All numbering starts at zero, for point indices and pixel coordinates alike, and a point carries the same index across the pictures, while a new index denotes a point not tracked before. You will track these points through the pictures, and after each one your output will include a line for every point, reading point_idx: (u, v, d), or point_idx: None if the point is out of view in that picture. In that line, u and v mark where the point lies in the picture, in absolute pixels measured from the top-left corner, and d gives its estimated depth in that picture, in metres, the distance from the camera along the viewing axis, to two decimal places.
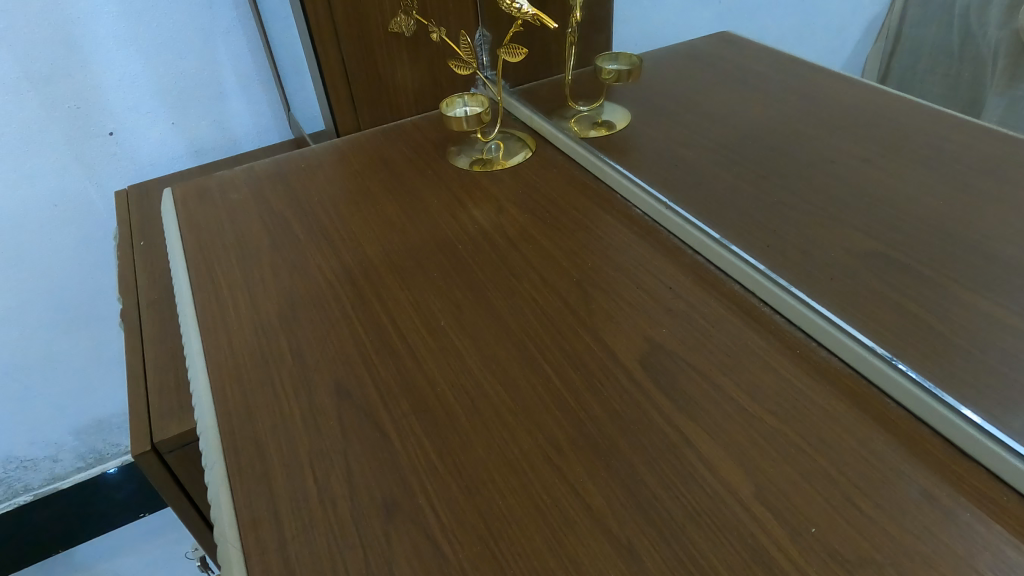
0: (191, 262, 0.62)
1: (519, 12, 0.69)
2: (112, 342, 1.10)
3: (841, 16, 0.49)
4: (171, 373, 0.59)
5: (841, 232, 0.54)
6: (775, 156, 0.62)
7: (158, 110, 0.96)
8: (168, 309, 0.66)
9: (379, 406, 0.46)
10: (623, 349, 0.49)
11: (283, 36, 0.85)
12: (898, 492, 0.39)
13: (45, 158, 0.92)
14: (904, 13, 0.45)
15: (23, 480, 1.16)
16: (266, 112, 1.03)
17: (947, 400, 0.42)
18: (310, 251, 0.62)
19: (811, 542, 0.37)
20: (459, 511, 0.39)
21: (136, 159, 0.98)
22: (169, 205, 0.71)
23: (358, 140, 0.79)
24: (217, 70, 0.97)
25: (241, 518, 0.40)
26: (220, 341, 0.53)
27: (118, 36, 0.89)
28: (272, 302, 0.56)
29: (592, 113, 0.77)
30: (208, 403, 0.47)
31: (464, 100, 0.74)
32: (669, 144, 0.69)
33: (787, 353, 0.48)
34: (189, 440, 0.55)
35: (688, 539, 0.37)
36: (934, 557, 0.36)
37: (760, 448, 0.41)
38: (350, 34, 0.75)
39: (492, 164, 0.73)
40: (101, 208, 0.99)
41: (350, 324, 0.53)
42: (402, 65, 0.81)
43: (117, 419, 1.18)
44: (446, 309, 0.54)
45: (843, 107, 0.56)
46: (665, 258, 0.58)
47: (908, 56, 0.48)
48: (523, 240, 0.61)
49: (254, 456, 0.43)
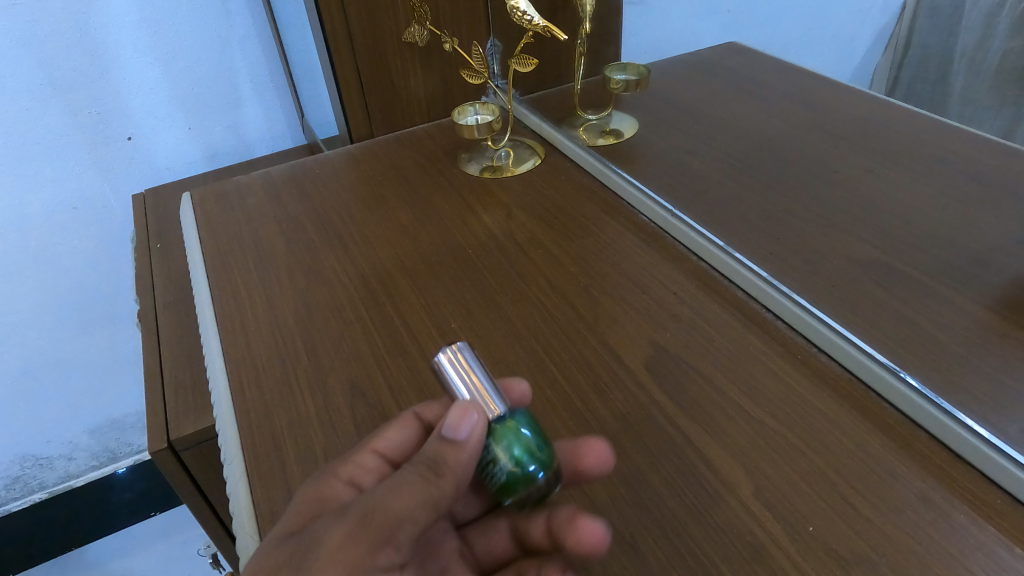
0: (209, 265, 0.63)
1: (529, 24, 0.70)
2: (127, 342, 1.13)
3: (850, 28, 0.51)
4: (188, 372, 0.60)
5: (842, 241, 0.55)
6: (783, 166, 0.63)
7: (176, 116, 0.99)
8: (185, 310, 0.68)
9: (392, 405, 0.48)
10: (629, 353, 0.50)
11: (299, 45, 0.87)
12: (893, 494, 0.40)
13: (67, 163, 0.94)
14: (914, 24, 0.47)
15: (38, 478, 1.19)
16: (280, 118, 1.05)
17: (946, 408, 0.43)
18: (325, 253, 0.64)
19: (809, 540, 0.38)
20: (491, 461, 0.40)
21: (153, 163, 1.01)
22: (189, 208, 0.73)
23: (372, 146, 0.81)
24: (233, 77, 0.99)
25: (260, 512, 0.42)
26: (238, 342, 0.54)
27: (139, 44, 0.91)
28: (288, 303, 0.58)
29: (601, 122, 0.79)
30: (227, 402, 0.49)
31: (475, 109, 0.76)
32: (675, 153, 0.71)
33: (788, 359, 0.49)
34: (204, 438, 0.57)
35: (690, 537, 0.38)
36: (926, 556, 0.37)
37: (762, 449, 0.43)
38: (364, 44, 0.77)
39: (502, 171, 0.74)
40: (118, 210, 1.01)
41: (364, 325, 0.55)
42: (416, 73, 0.82)
43: (131, 419, 1.21)
44: (457, 312, 0.55)
45: (847, 116, 0.60)
46: (671, 264, 0.59)
47: (917, 68, 0.49)
48: (531, 245, 0.63)
49: (271, 451, 0.45)
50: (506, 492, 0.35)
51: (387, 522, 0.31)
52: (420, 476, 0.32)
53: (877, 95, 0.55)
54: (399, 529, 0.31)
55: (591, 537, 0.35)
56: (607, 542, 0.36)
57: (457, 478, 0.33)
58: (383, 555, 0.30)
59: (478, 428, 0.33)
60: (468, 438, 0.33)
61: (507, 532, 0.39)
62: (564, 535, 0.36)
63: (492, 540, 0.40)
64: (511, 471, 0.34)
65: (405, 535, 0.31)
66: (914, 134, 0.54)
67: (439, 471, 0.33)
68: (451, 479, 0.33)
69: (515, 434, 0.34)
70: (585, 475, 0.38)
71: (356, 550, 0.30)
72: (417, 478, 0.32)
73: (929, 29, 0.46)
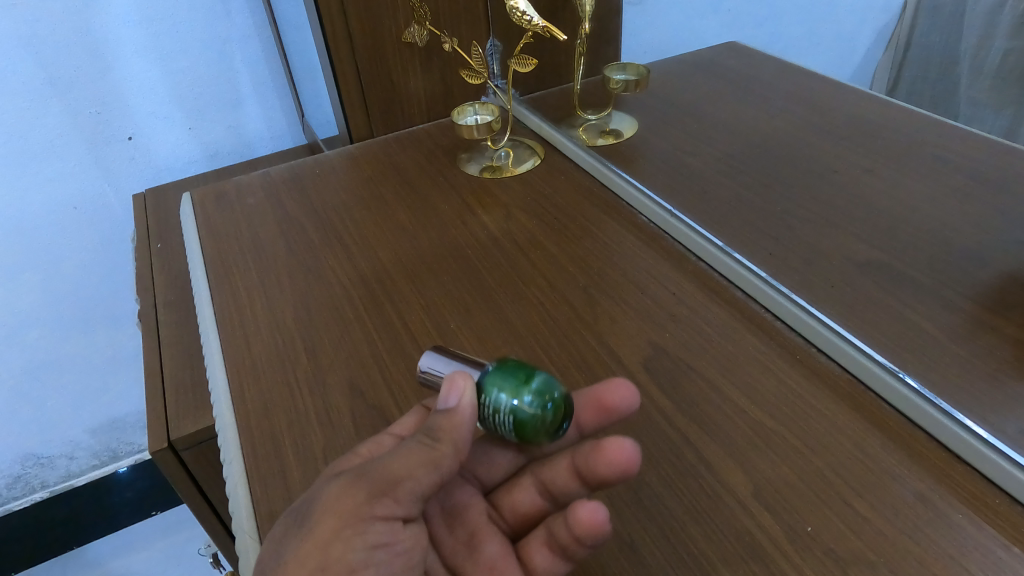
0: (209, 264, 0.64)
1: (529, 24, 0.70)
2: (128, 342, 1.13)
3: (849, 27, 0.51)
4: (187, 371, 0.60)
5: (843, 242, 0.55)
6: (782, 167, 0.63)
7: (176, 116, 0.99)
8: (185, 309, 0.68)
9: (391, 405, 0.48)
10: (628, 353, 0.50)
11: (299, 45, 0.87)
12: (891, 494, 0.40)
13: (67, 162, 0.95)
14: (914, 23, 0.47)
15: (40, 477, 1.19)
16: (280, 118, 1.06)
17: (946, 409, 0.43)
18: (325, 253, 0.64)
19: (807, 540, 0.38)
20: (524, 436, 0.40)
21: (153, 163, 1.01)
22: (188, 208, 0.73)
23: (371, 146, 0.81)
24: (233, 76, 0.99)
25: (260, 512, 0.42)
26: (238, 342, 0.54)
27: (139, 43, 0.91)
28: (287, 303, 0.58)
29: (601, 122, 0.78)
30: (226, 402, 0.49)
31: (475, 109, 0.76)
32: (675, 153, 0.71)
33: (788, 360, 0.49)
34: (204, 438, 0.57)
35: (688, 537, 0.38)
36: (924, 556, 0.37)
37: (761, 450, 0.43)
38: (364, 44, 0.77)
39: (502, 171, 0.74)
40: (118, 209, 1.01)
41: (363, 325, 0.55)
42: (416, 73, 0.83)
43: (132, 418, 1.21)
44: (456, 312, 0.55)
45: (847, 116, 0.60)
46: (670, 264, 0.59)
47: (916, 69, 0.50)
48: (531, 246, 0.63)
49: (270, 451, 0.45)
50: (521, 431, 0.36)
51: (385, 479, 0.33)
52: (418, 442, 0.35)
53: (874, 94, 0.55)
54: (399, 485, 0.33)
55: (618, 452, 0.36)
56: (638, 460, 0.36)
57: (456, 442, 0.35)
58: (381, 506, 0.33)
59: (468, 394, 0.36)
60: (459, 404, 0.36)
61: (534, 486, 0.40)
62: (591, 461, 0.37)
63: (519, 498, 0.41)
64: (515, 406, 0.36)
65: (405, 492, 0.34)
66: (914, 133, 0.54)
67: (436, 436, 0.35)
68: (450, 443, 0.35)
69: (503, 374, 0.37)
70: (611, 413, 0.39)
71: (354, 503, 0.32)
72: (416, 443, 0.35)
73: (930, 29, 0.46)
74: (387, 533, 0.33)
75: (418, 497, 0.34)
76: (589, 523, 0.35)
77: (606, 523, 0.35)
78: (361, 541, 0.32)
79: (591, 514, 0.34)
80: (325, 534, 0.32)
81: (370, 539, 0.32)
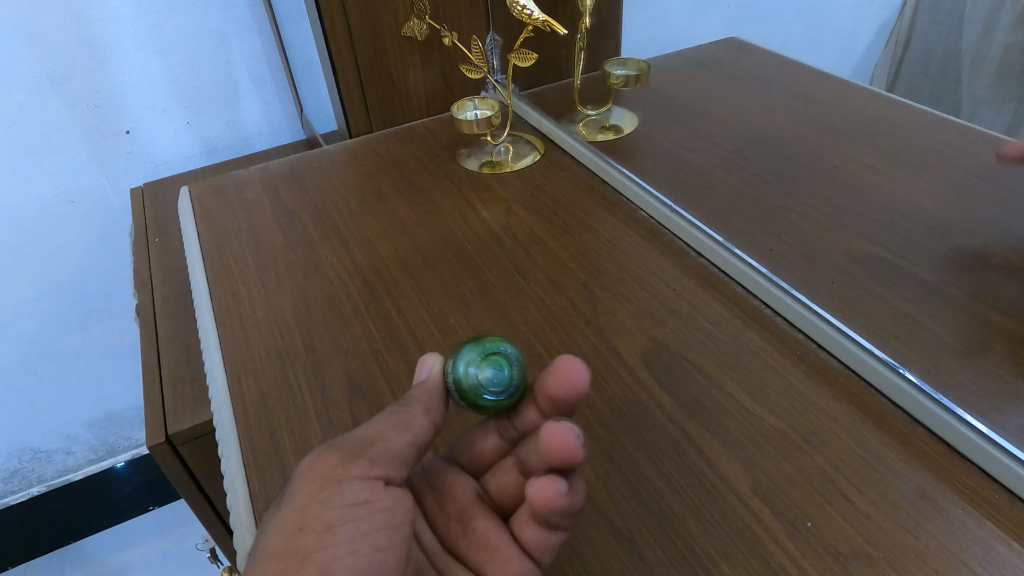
0: (207, 259, 0.63)
1: (529, 18, 0.70)
2: (126, 336, 1.13)
3: (849, 23, 0.53)
4: (185, 365, 0.60)
5: (844, 238, 0.55)
6: (782, 163, 0.63)
7: (175, 110, 0.98)
8: (183, 304, 0.67)
9: (390, 400, 0.47)
10: (628, 348, 0.50)
11: (298, 39, 0.87)
12: (891, 490, 0.40)
13: (64, 156, 0.94)
14: (915, 19, 0.48)
15: (37, 471, 1.18)
16: (279, 112, 1.05)
17: (946, 404, 0.43)
18: (324, 248, 0.64)
19: (807, 536, 0.38)
20: (514, 430, 0.39)
21: (151, 157, 1.00)
22: (187, 202, 0.73)
23: (371, 141, 0.81)
24: (232, 71, 0.99)
25: (257, 506, 0.41)
26: (236, 337, 0.54)
27: (139, 37, 0.91)
28: (286, 298, 0.58)
29: (601, 117, 0.78)
30: (224, 396, 0.49)
31: (475, 103, 0.75)
32: (676, 148, 0.71)
33: (789, 356, 0.49)
34: (202, 432, 0.56)
35: (688, 532, 0.38)
36: (925, 552, 0.37)
37: (762, 446, 0.42)
38: (364, 38, 0.77)
39: (502, 166, 0.74)
40: (116, 203, 1.01)
41: (362, 320, 0.55)
42: (416, 67, 0.82)
43: (130, 413, 1.21)
44: (455, 308, 0.55)
45: (849, 112, 0.60)
46: (670, 260, 0.59)
47: (919, 65, 0.51)
48: (531, 241, 0.62)
49: (268, 445, 0.45)
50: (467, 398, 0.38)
51: (358, 442, 0.35)
52: (389, 410, 0.37)
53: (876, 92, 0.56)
54: (373, 446, 0.35)
55: (559, 438, 0.33)
56: (580, 444, 0.33)
57: (426, 407, 0.37)
58: (356, 466, 0.34)
59: (436, 364, 0.39)
60: (426, 376, 0.39)
61: (514, 467, 0.39)
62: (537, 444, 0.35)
63: (504, 481, 0.40)
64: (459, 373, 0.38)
65: (380, 452, 0.35)
66: (916, 128, 0.54)
67: (406, 404, 0.37)
68: (420, 407, 0.37)
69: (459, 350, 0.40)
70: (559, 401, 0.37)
71: (327, 465, 0.34)
72: (386, 413, 0.37)
73: (930, 26, 0.47)
74: (367, 490, 0.34)
75: (395, 457, 0.35)
76: (543, 500, 0.34)
77: (561, 497, 0.34)
78: (339, 499, 0.33)
79: (542, 491, 0.34)
80: (301, 497, 0.33)
81: (348, 496, 0.33)
